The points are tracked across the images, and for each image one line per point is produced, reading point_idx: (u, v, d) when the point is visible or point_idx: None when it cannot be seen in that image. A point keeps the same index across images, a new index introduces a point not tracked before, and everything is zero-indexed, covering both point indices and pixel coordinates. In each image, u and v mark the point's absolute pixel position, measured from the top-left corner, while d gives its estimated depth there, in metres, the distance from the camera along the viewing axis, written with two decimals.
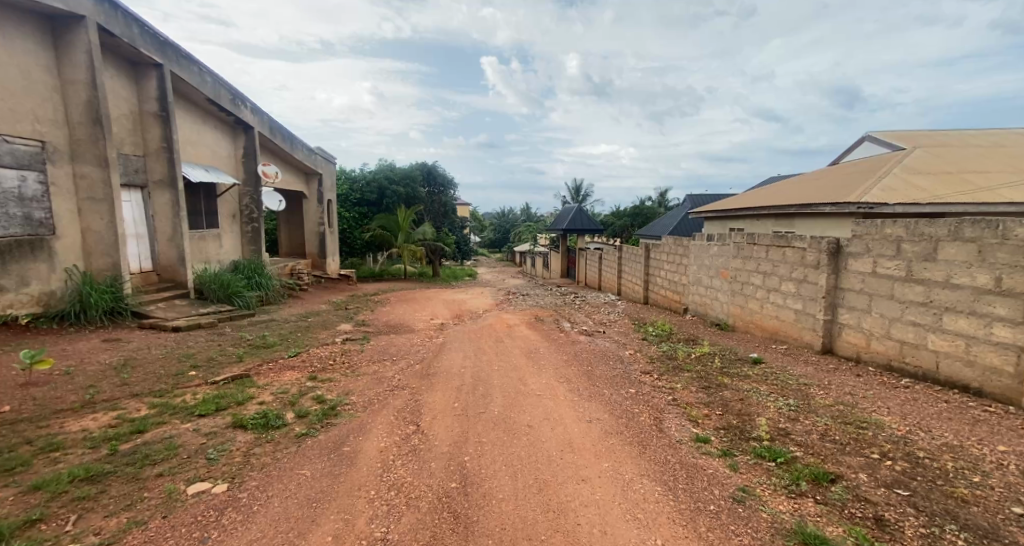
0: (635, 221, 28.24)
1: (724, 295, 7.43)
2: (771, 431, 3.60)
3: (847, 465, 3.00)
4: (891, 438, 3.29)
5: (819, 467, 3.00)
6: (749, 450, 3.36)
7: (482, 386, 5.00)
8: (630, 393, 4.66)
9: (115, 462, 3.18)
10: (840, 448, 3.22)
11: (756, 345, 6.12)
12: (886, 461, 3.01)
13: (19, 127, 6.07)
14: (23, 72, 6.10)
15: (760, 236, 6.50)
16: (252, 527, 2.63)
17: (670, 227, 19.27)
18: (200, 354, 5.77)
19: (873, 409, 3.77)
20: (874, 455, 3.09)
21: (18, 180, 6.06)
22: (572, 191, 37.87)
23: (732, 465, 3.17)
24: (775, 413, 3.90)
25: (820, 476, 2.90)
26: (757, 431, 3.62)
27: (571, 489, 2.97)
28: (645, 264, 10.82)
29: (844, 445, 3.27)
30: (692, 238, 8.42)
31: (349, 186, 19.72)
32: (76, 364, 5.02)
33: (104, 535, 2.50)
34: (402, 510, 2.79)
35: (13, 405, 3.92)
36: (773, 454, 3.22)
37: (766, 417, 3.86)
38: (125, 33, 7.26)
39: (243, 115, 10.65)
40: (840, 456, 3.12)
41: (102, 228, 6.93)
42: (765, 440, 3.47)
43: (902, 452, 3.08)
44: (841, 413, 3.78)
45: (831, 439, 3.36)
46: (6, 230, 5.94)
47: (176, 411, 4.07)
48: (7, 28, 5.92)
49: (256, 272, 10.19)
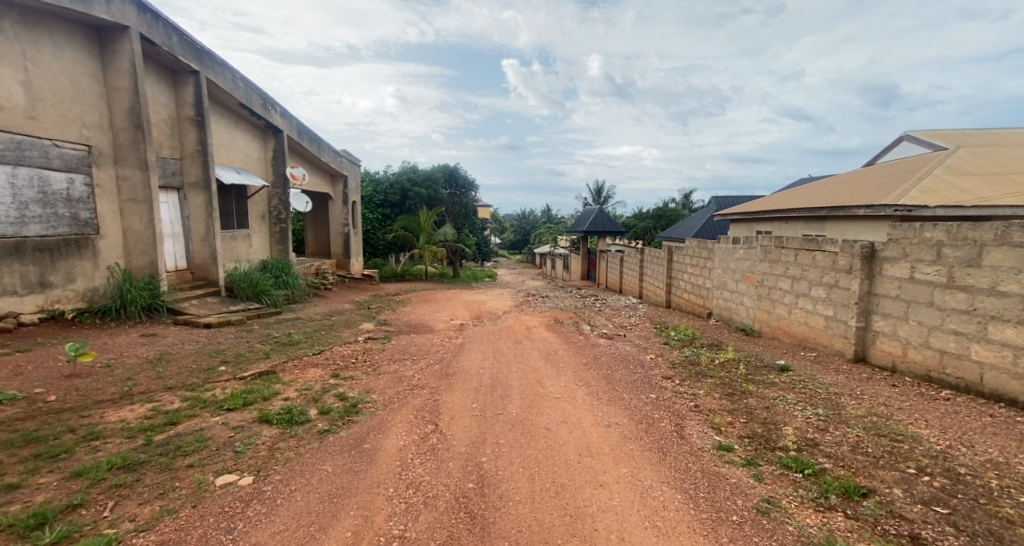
0: (658, 223, 27.84)
1: (750, 300, 7.26)
2: (799, 441, 3.52)
3: (881, 480, 2.90)
4: (929, 452, 3.17)
5: (851, 481, 2.91)
6: (775, 460, 3.29)
7: (501, 387, 5.03)
8: (651, 398, 4.61)
9: (150, 452, 3.33)
10: (873, 461, 3.12)
11: (784, 351, 5.97)
12: (923, 476, 2.90)
13: (67, 132, 6.40)
14: (72, 80, 6.45)
15: (788, 240, 6.35)
16: (276, 520, 2.71)
17: (694, 229, 18.96)
18: (230, 351, 5.98)
19: (910, 421, 3.64)
20: (910, 469, 2.98)
21: (66, 183, 6.39)
22: (593, 192, 37.78)
23: (756, 475, 3.11)
24: (804, 423, 3.80)
25: (852, 490, 2.81)
26: (784, 440, 3.54)
27: (588, 494, 2.96)
28: (667, 266, 10.68)
29: (878, 458, 3.16)
30: (717, 241, 8.27)
31: (373, 187, 20.09)
32: (116, 357, 5.29)
33: (138, 522, 2.61)
34: (421, 509, 2.83)
35: (59, 395, 4.14)
36: (800, 465, 3.14)
37: (793, 426, 3.77)
38: (166, 42, 7.61)
39: (273, 120, 11.00)
40: (873, 470, 3.02)
41: (141, 228, 7.24)
42: (792, 450, 3.39)
43: (940, 468, 2.97)
44: (875, 424, 3.66)
45: (864, 452, 3.25)
46: (56, 230, 6.27)
47: (205, 405, 4.22)
48: (59, 40, 6.28)
49: (284, 271, 10.49)
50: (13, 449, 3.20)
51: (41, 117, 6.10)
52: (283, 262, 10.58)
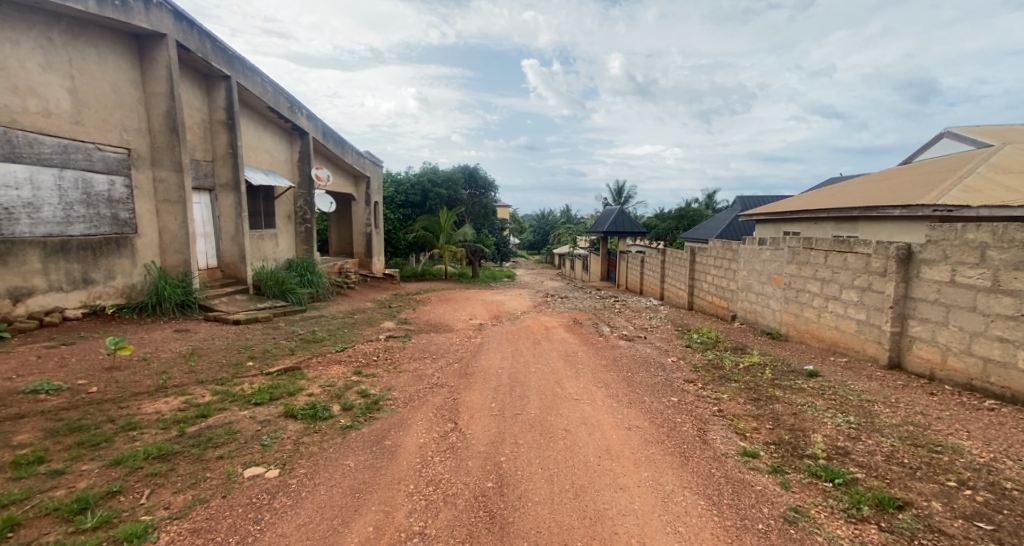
0: (679, 223, 27.42)
1: (777, 302, 7.10)
2: (828, 449, 3.43)
3: (917, 492, 2.81)
4: (971, 465, 3.05)
5: (885, 492, 2.82)
6: (803, 468, 3.21)
7: (520, 388, 5.05)
8: (673, 402, 4.55)
9: (183, 443, 3.46)
10: (909, 473, 3.02)
11: (812, 356, 5.82)
12: (965, 490, 2.79)
13: (109, 136, 6.70)
14: (114, 86, 6.75)
15: (818, 241, 6.19)
16: (301, 512, 2.79)
17: (718, 230, 18.60)
18: (257, 347, 6.16)
19: (950, 432, 3.50)
20: (951, 482, 2.88)
21: (108, 184, 6.69)
22: (614, 192, 37.44)
23: (783, 483, 3.05)
24: (834, 431, 3.70)
25: (886, 501, 2.73)
26: (812, 448, 3.46)
27: (608, 497, 2.96)
28: (690, 268, 10.51)
29: (915, 469, 3.06)
30: (742, 242, 8.11)
31: (395, 188, 20.37)
32: (152, 351, 5.51)
33: (172, 510, 2.72)
34: (440, 506, 2.88)
35: (99, 386, 4.35)
36: (830, 475, 3.07)
37: (822, 433, 3.68)
38: (200, 49, 7.89)
39: (300, 122, 11.29)
40: (909, 481, 2.92)
41: (176, 228, 7.52)
42: (821, 458, 3.31)
43: (984, 482, 2.85)
44: (911, 434, 3.54)
45: (899, 462, 3.15)
46: (98, 229, 6.58)
47: (234, 399, 4.37)
48: (102, 48, 6.57)
49: (309, 270, 10.74)
50: (58, 437, 3.37)
51: (85, 121, 6.40)
52: (308, 261, 10.83)
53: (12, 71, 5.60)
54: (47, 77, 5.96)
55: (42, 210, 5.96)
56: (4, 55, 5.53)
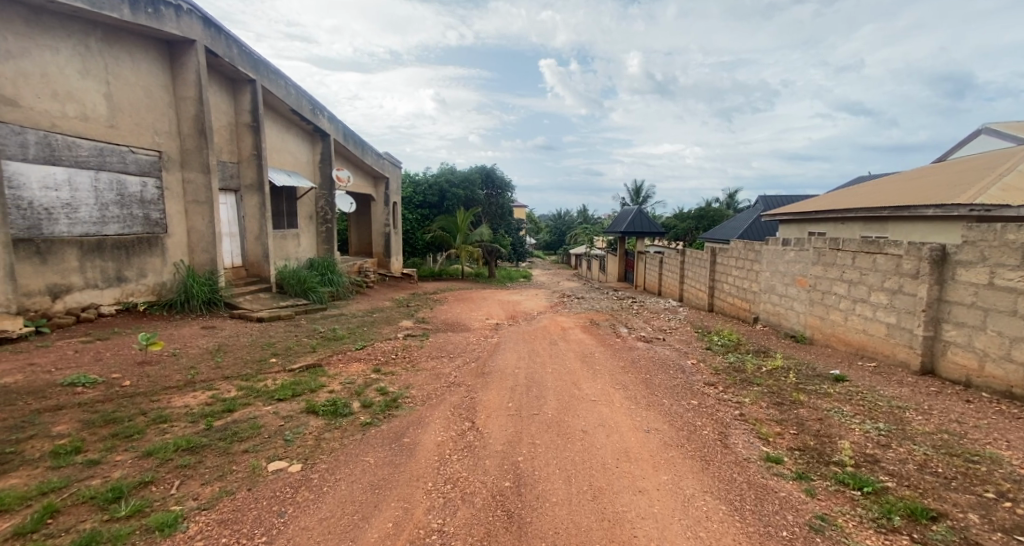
0: (699, 223, 27.00)
1: (801, 305, 6.94)
2: (856, 456, 3.34)
3: (952, 503, 2.72)
4: (1010, 476, 2.93)
5: (918, 503, 2.73)
6: (829, 475, 3.14)
7: (537, 388, 5.05)
8: (693, 405, 4.50)
9: (210, 436, 3.57)
10: (943, 483, 2.92)
11: (839, 360, 5.67)
12: (1004, 502, 2.69)
13: (141, 139, 6.94)
14: (146, 91, 6.98)
15: (845, 241, 6.03)
16: (322, 506, 2.85)
17: (739, 230, 18.25)
18: (280, 344, 6.30)
19: (987, 442, 3.38)
20: (988, 494, 2.77)
21: (140, 186, 6.94)
22: (632, 192, 37.09)
23: (808, 490, 2.98)
24: (862, 437, 3.60)
25: (919, 512, 2.65)
26: (839, 455, 3.37)
27: (627, 499, 2.94)
28: (710, 268, 10.35)
29: (950, 479, 2.96)
30: (765, 242, 7.94)
31: (413, 189, 20.58)
32: (181, 347, 5.69)
33: (201, 501, 2.81)
34: (458, 504, 2.90)
35: (132, 380, 4.51)
36: (859, 482, 2.99)
37: (849, 440, 3.59)
38: (227, 53, 8.11)
39: (321, 124, 11.50)
40: (944, 492, 2.83)
41: (203, 228, 7.74)
42: (849, 466, 3.22)
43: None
44: (945, 442, 3.42)
45: (932, 472, 3.05)
46: (130, 229, 6.82)
47: (259, 394, 4.48)
48: (136, 54, 6.81)
49: (330, 269, 10.93)
50: (93, 428, 3.51)
51: (119, 125, 6.64)
52: (329, 261, 11.03)
53: (52, 77, 5.85)
54: (85, 83, 6.20)
55: (80, 210, 6.20)
56: (46, 62, 5.77)
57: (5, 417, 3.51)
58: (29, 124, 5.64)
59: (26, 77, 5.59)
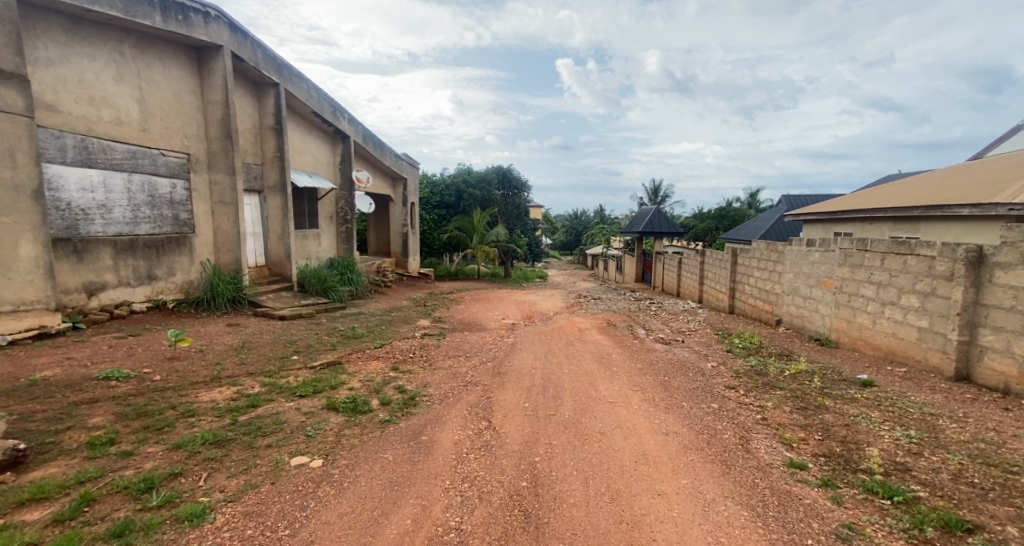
0: (720, 223, 26.57)
1: (826, 307, 6.77)
2: (886, 464, 3.25)
3: (989, 515, 2.62)
4: None
5: (952, 514, 2.64)
6: (857, 483, 3.06)
7: (554, 388, 5.04)
8: (713, 408, 4.43)
9: (236, 431, 3.67)
10: (980, 494, 2.82)
11: (866, 365, 5.51)
12: None
13: (171, 142, 7.16)
14: (176, 96, 7.21)
15: (873, 242, 5.86)
16: (343, 501, 2.91)
17: (761, 230, 17.90)
18: (302, 342, 6.43)
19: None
20: None
21: (170, 187, 7.16)
22: (650, 192, 36.69)
23: (834, 498, 2.91)
24: (892, 445, 3.50)
25: (953, 523, 2.56)
26: (868, 463, 3.29)
27: (646, 502, 2.92)
28: (731, 269, 10.17)
29: (986, 490, 2.85)
30: (788, 243, 7.78)
31: (430, 189, 20.78)
32: (207, 343, 5.85)
33: (227, 493, 2.89)
34: (475, 503, 2.92)
35: (162, 375, 4.67)
36: (888, 491, 2.90)
37: (878, 447, 3.49)
38: (252, 58, 8.32)
39: (341, 126, 11.69)
40: (980, 503, 2.73)
41: (228, 228, 7.94)
42: (878, 474, 3.14)
43: None
44: (982, 452, 3.30)
45: (967, 482, 2.95)
46: (160, 229, 7.05)
47: (281, 390, 4.58)
48: (166, 60, 7.03)
49: (349, 268, 11.09)
50: (126, 421, 3.65)
51: (151, 129, 6.87)
52: (349, 261, 11.20)
53: (89, 83, 6.09)
54: (118, 89, 6.43)
55: (114, 211, 6.44)
56: (83, 69, 6.01)
57: (45, 408, 3.67)
58: (67, 128, 5.88)
59: (64, 83, 5.82)
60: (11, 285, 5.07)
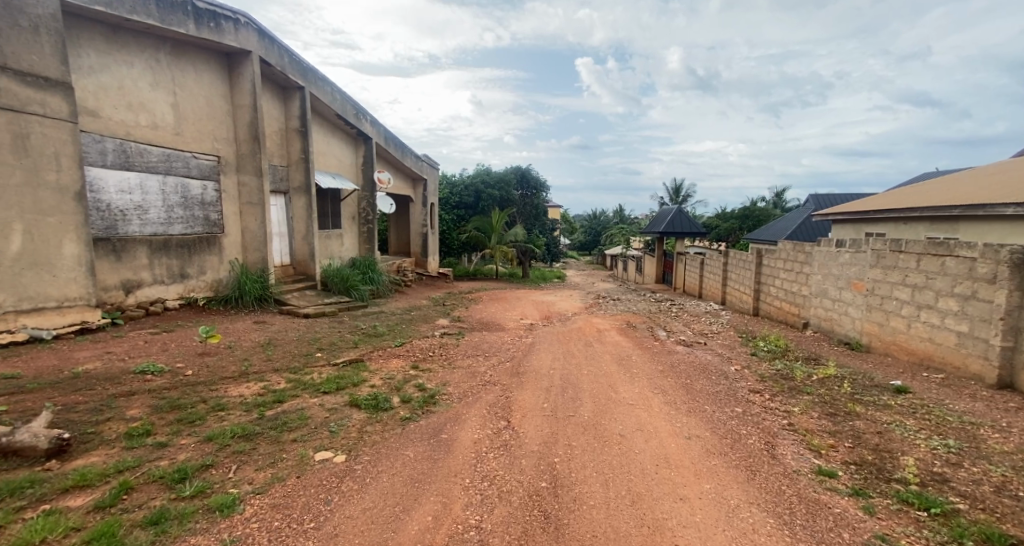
0: (743, 223, 26.03)
1: (857, 310, 6.57)
2: (922, 475, 3.14)
3: None
4: None
5: (994, 528, 2.54)
6: (891, 493, 2.97)
7: (573, 389, 5.03)
8: (737, 412, 4.35)
9: (263, 425, 3.78)
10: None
11: (900, 370, 5.33)
12: None
13: (202, 145, 7.40)
14: (207, 100, 7.44)
15: (908, 243, 5.67)
16: (366, 496, 2.96)
17: (787, 231, 17.47)
18: (325, 339, 6.57)
19: None
20: None
21: (201, 189, 7.40)
22: (671, 192, 36.19)
23: (866, 508, 2.83)
24: (929, 455, 3.38)
25: (994, 537, 2.46)
26: (902, 473, 3.18)
27: (668, 506, 2.89)
28: (755, 271, 9.96)
29: None
30: (816, 244, 7.57)
31: (449, 190, 20.96)
32: (236, 340, 6.03)
33: (256, 485, 2.98)
34: (495, 502, 2.94)
35: (193, 370, 4.83)
36: (925, 503, 2.81)
37: (913, 457, 3.37)
38: (279, 62, 8.53)
39: (364, 128, 11.89)
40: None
41: (256, 228, 8.15)
42: (913, 484, 3.04)
43: None
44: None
45: (1010, 495, 2.83)
46: (192, 229, 7.30)
47: (306, 387, 4.69)
48: (199, 66, 7.27)
49: (370, 268, 11.26)
50: (161, 413, 3.79)
51: (184, 133, 7.12)
52: (371, 261, 11.37)
53: (127, 90, 6.34)
54: (154, 94, 6.67)
55: (149, 212, 6.69)
56: (122, 76, 6.27)
57: (87, 400, 3.85)
58: (107, 132, 6.13)
59: (104, 90, 6.08)
60: (56, 283, 5.32)
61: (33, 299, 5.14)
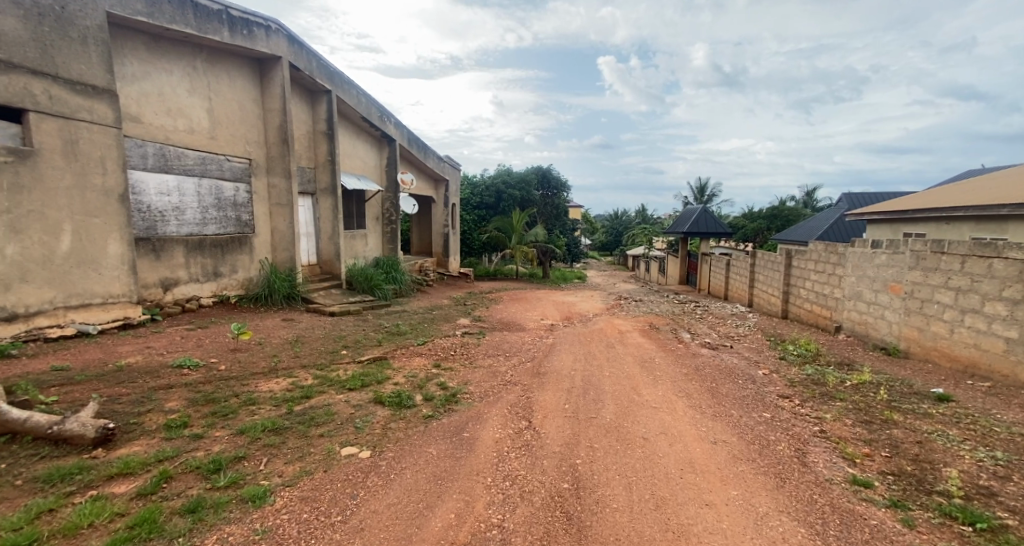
0: (772, 223, 25.37)
1: (894, 314, 6.33)
2: (966, 487, 3.01)
3: None
4: None
5: None
6: (932, 506, 2.85)
7: (595, 391, 5.00)
8: (765, 418, 4.25)
9: (291, 420, 3.88)
10: None
11: (941, 378, 5.11)
12: None
13: (235, 148, 7.65)
14: (240, 105, 7.69)
15: (951, 244, 5.45)
16: (390, 492, 3.02)
17: (817, 231, 16.96)
18: (350, 337, 6.71)
19: None
20: None
21: (234, 190, 7.66)
22: (696, 191, 35.53)
23: (906, 520, 2.72)
24: (974, 467, 3.24)
25: None
26: (945, 485, 3.05)
27: (692, 512, 2.85)
28: (784, 272, 9.70)
29: None
30: (850, 245, 7.33)
31: (471, 191, 21.10)
32: (265, 337, 6.22)
33: (285, 478, 3.07)
34: (517, 501, 2.95)
35: (226, 365, 5.00)
36: (970, 517, 2.69)
37: (957, 469, 3.23)
38: (308, 67, 8.75)
39: (388, 130, 12.07)
40: None
41: (284, 228, 8.38)
42: (957, 497, 2.91)
43: None
44: None
45: None
46: (225, 230, 7.56)
47: (332, 383, 4.81)
48: (232, 72, 7.52)
49: (393, 267, 11.43)
50: (197, 406, 3.94)
51: (218, 137, 7.38)
52: (394, 260, 11.54)
53: (167, 97, 6.61)
54: (191, 100, 6.94)
55: (186, 213, 6.96)
56: (162, 83, 6.54)
57: (129, 392, 4.03)
58: (148, 137, 6.41)
59: (146, 97, 6.35)
60: (101, 280, 5.59)
61: (81, 296, 5.41)
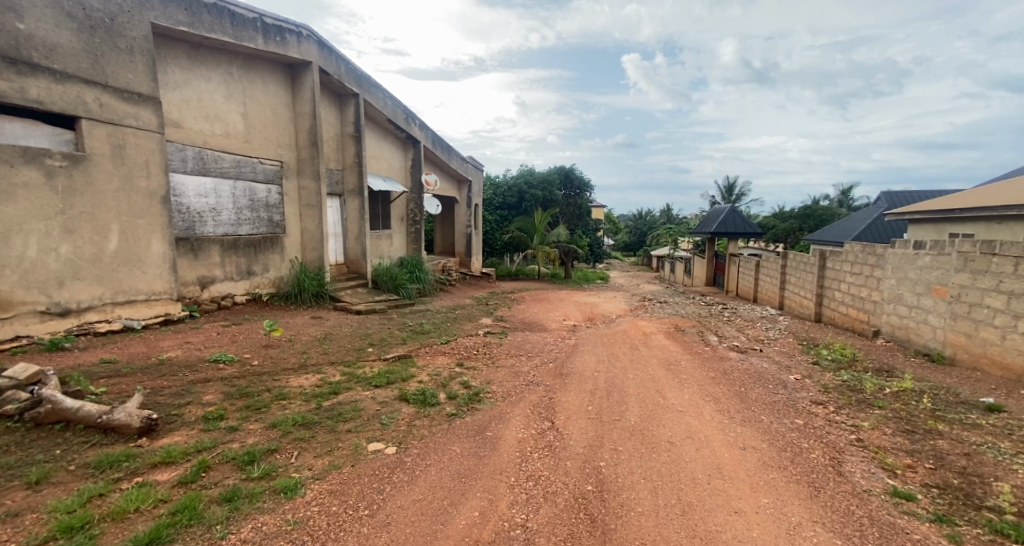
0: (804, 223, 24.56)
1: (939, 318, 6.06)
2: (1018, 503, 2.86)
3: None
4: None
5: None
6: (981, 522, 2.72)
7: (618, 393, 4.96)
8: (797, 424, 4.14)
9: (320, 415, 3.99)
10: None
11: (991, 387, 4.86)
12: None
13: (267, 151, 7.89)
14: (272, 109, 7.94)
15: (1002, 246, 5.19)
16: (416, 488, 3.07)
17: (853, 232, 16.34)
18: (376, 335, 6.84)
19: None
20: None
21: (266, 192, 7.91)
22: (724, 191, 34.71)
23: (951, 536, 2.61)
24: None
25: None
26: (995, 500, 2.91)
27: (721, 519, 2.80)
28: (818, 274, 9.39)
29: None
30: (890, 246, 7.05)
31: (494, 191, 21.20)
32: (295, 334, 6.40)
33: (315, 471, 3.16)
34: (541, 502, 2.96)
35: (259, 360, 5.17)
36: (1021, 534, 2.56)
37: (1007, 483, 3.08)
38: (336, 71, 8.95)
39: (413, 132, 12.25)
40: None
41: (313, 229, 8.59)
42: (1009, 514, 2.77)
43: None
44: None
45: None
46: (258, 230, 7.81)
47: (359, 380, 4.92)
48: (265, 78, 7.77)
49: (417, 267, 11.58)
50: (232, 400, 4.09)
51: (252, 140, 7.63)
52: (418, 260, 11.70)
53: (205, 102, 6.88)
54: (228, 106, 7.20)
55: (222, 214, 7.23)
56: (201, 90, 6.81)
57: (170, 385, 4.23)
58: (188, 142, 6.68)
59: (186, 103, 6.62)
60: (145, 278, 5.86)
61: (127, 292, 5.69)
